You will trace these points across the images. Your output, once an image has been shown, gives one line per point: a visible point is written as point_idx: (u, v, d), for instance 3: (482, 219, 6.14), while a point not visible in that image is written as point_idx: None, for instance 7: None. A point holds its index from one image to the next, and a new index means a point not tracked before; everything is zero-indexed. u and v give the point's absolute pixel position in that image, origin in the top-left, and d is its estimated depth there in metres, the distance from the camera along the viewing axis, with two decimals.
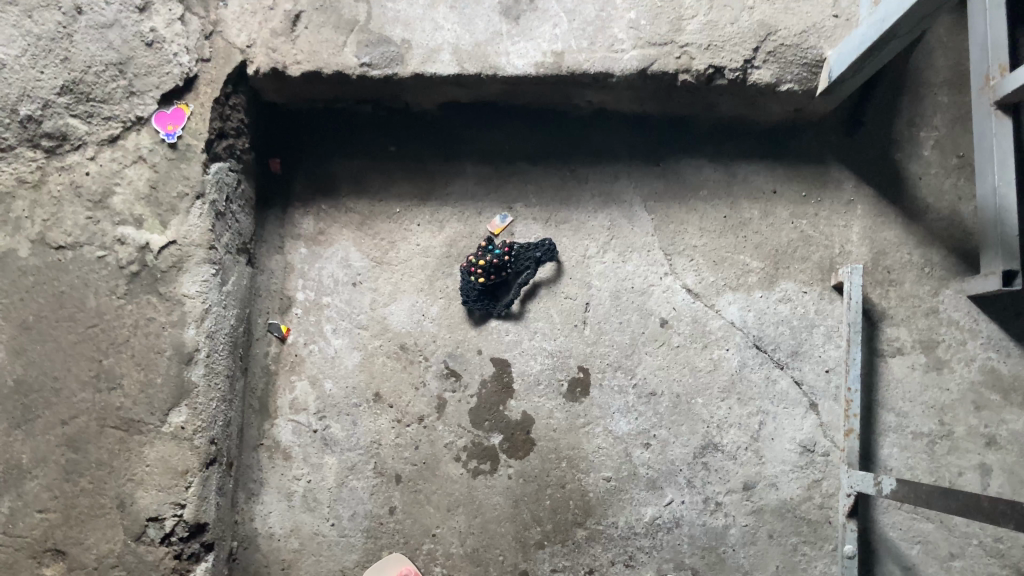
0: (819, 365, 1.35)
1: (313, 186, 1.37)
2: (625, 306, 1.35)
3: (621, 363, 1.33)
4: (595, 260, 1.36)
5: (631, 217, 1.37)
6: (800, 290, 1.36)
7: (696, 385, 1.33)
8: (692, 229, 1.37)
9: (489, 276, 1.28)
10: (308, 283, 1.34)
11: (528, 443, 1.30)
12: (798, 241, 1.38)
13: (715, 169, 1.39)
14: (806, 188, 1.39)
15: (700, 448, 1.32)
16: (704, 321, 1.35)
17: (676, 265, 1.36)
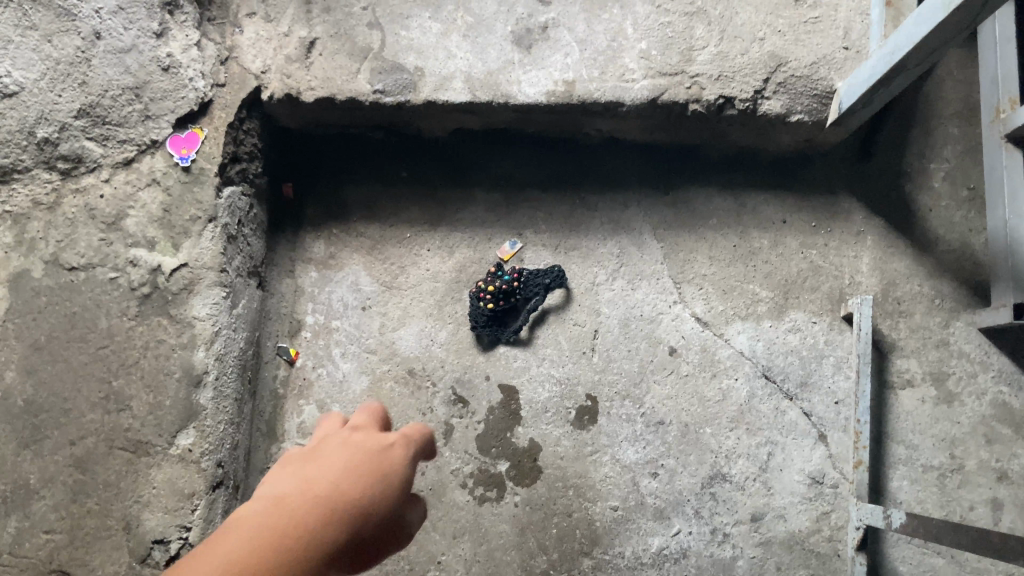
0: (828, 396, 1.34)
1: (324, 211, 1.37)
2: (634, 333, 1.35)
3: (629, 392, 1.33)
4: (605, 288, 1.36)
5: (641, 244, 1.37)
6: (809, 320, 1.36)
7: (704, 415, 1.33)
8: (701, 257, 1.37)
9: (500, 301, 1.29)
10: (318, 306, 1.34)
11: (536, 470, 1.30)
12: (808, 271, 1.38)
13: (725, 198, 1.39)
14: (815, 218, 1.39)
15: (708, 478, 1.32)
16: (713, 349, 1.35)
17: (685, 294, 1.36)
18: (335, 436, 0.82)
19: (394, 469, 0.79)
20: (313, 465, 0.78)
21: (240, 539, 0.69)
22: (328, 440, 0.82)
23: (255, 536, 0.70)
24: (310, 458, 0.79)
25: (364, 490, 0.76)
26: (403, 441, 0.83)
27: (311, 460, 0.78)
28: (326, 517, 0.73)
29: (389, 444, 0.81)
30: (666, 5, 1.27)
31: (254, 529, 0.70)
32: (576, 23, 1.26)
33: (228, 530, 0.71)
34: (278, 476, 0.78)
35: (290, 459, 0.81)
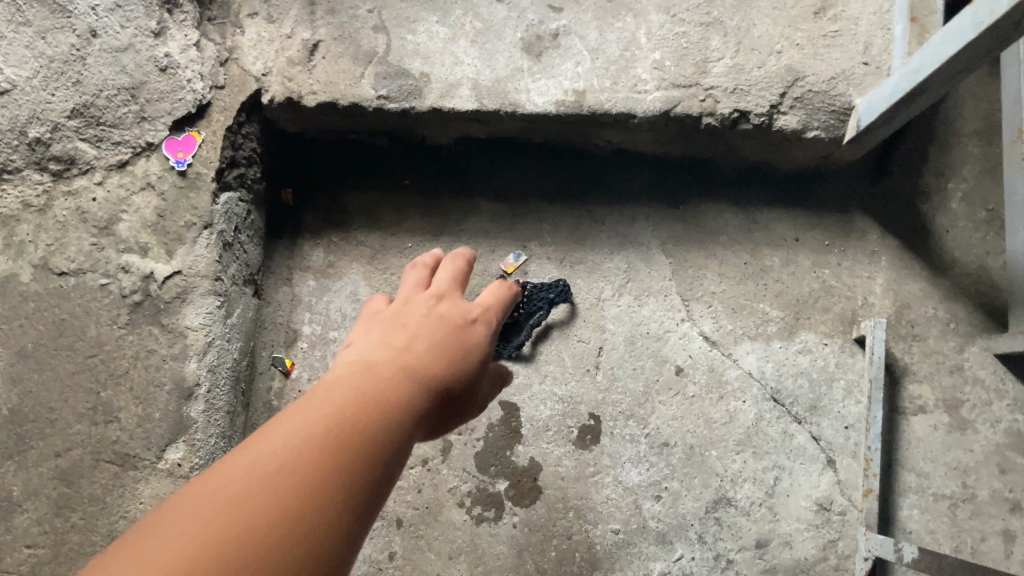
0: (838, 421, 1.30)
1: (324, 218, 1.34)
2: (640, 351, 1.31)
3: (634, 412, 1.29)
4: (610, 304, 1.33)
5: (649, 260, 1.34)
6: (820, 342, 1.32)
7: (710, 437, 1.29)
8: (711, 274, 1.34)
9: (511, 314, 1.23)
10: (315, 316, 1.29)
11: (535, 490, 1.26)
12: (820, 291, 1.34)
13: (735, 214, 1.36)
14: (828, 237, 1.36)
15: (713, 503, 1.28)
16: (721, 369, 1.31)
17: (693, 312, 1.33)
18: (422, 307, 0.82)
19: (482, 337, 0.82)
20: (405, 340, 0.77)
21: (329, 422, 0.66)
22: (416, 305, 0.82)
23: (364, 386, 0.71)
24: (396, 332, 0.78)
25: (450, 366, 0.77)
26: (483, 316, 0.85)
27: (399, 329, 0.78)
28: (430, 374, 0.75)
29: (473, 321, 0.83)
30: (681, 15, 1.23)
31: (364, 383, 0.71)
32: (588, 31, 1.22)
33: (339, 377, 0.72)
34: (370, 342, 0.78)
35: (371, 354, 0.76)
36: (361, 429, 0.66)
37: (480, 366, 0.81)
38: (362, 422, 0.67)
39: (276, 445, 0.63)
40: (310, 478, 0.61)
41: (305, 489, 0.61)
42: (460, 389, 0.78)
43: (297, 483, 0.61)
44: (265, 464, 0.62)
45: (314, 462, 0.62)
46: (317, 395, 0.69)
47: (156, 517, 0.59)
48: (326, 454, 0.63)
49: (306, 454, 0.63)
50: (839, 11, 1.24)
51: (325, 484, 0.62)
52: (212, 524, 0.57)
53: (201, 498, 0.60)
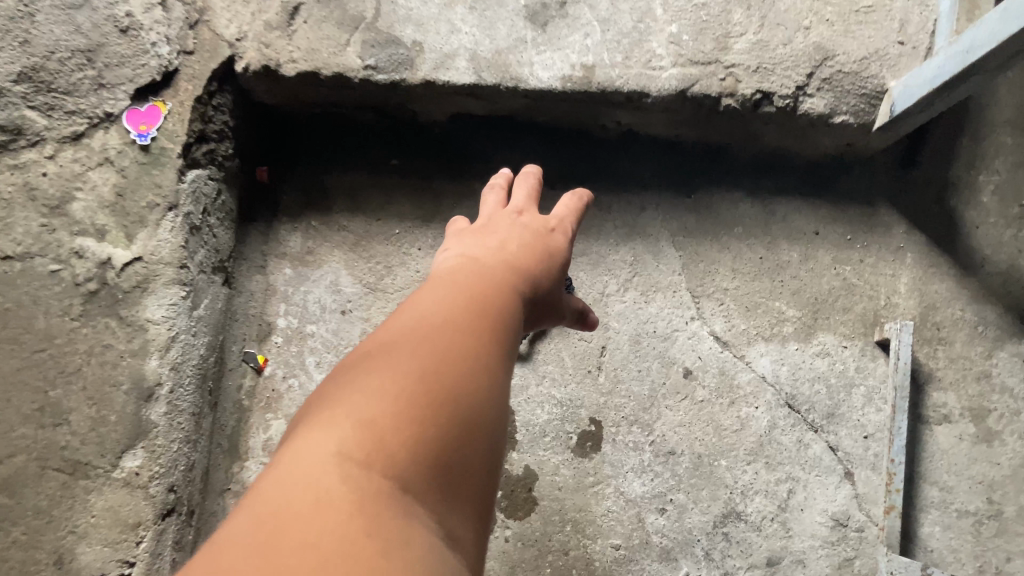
0: (857, 430, 1.22)
1: (303, 201, 1.21)
2: (646, 352, 1.21)
3: (638, 417, 1.19)
4: (615, 299, 1.22)
5: (658, 252, 1.23)
6: (839, 344, 1.23)
7: (719, 446, 1.20)
8: (724, 269, 1.23)
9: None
10: (291, 308, 1.18)
11: (530, 502, 1.16)
12: (840, 290, 1.24)
13: (752, 204, 1.25)
14: (850, 231, 1.26)
15: (722, 517, 1.18)
16: (733, 373, 1.21)
17: (703, 310, 1.22)
18: (509, 225, 0.97)
19: (561, 244, 0.99)
20: (500, 243, 0.93)
21: (455, 316, 0.78)
22: (500, 219, 0.98)
23: (474, 281, 0.84)
24: (491, 234, 0.95)
25: (539, 269, 0.93)
26: (564, 222, 1.02)
27: (488, 236, 0.94)
28: (527, 270, 0.90)
29: (558, 230, 1.01)
30: None
31: (473, 268, 0.87)
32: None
33: (452, 278, 0.85)
34: (470, 245, 0.93)
35: (477, 251, 0.91)
36: (481, 316, 0.79)
37: (559, 278, 0.96)
38: (483, 311, 0.80)
39: (417, 328, 0.76)
40: (448, 356, 0.73)
41: (451, 363, 0.72)
42: (546, 284, 0.93)
43: (439, 362, 0.72)
44: (417, 339, 0.74)
45: (454, 340, 0.75)
46: (439, 288, 0.83)
47: (333, 400, 0.70)
48: (461, 338, 0.75)
49: (442, 339, 0.74)
50: None
51: (467, 357, 0.74)
52: (385, 400, 0.68)
53: (372, 373, 0.71)
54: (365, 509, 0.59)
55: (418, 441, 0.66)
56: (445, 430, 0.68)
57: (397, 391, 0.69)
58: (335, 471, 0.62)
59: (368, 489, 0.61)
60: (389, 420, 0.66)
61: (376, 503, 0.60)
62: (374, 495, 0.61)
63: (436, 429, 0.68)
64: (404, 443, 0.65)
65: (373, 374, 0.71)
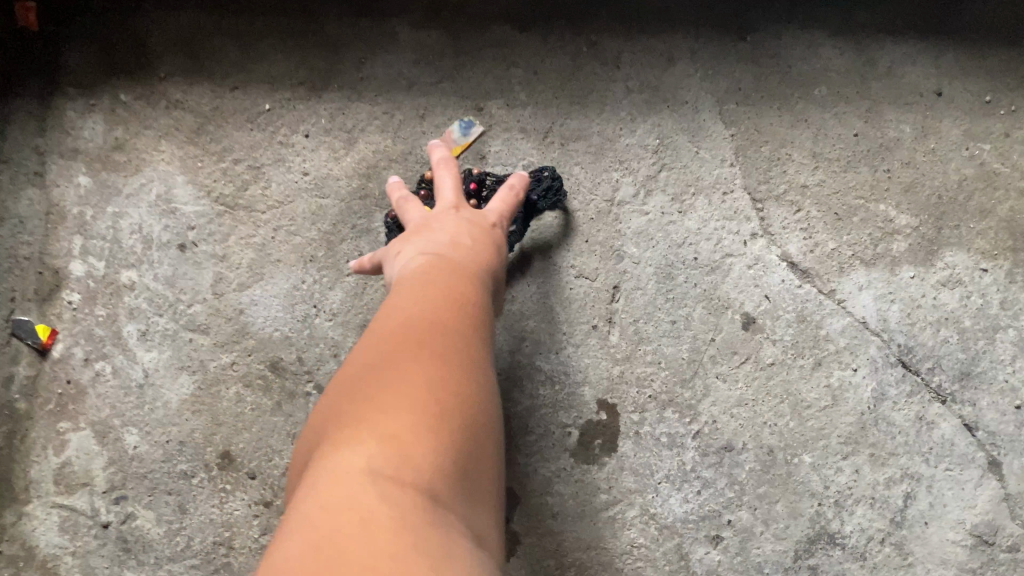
0: (1002, 395, 0.77)
1: (104, 58, 0.72)
2: (681, 292, 0.76)
3: (673, 396, 0.75)
4: (630, 210, 0.77)
5: (695, 132, 0.78)
6: (974, 267, 0.79)
7: (801, 435, 0.75)
8: (798, 154, 0.78)
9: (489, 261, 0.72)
10: (93, 244, 0.70)
11: (508, 541, 0.71)
12: (975, 182, 0.80)
13: (840, 48, 0.80)
14: (989, 88, 0.81)
15: (808, 543, 0.73)
16: (817, 318, 0.77)
17: (770, 221, 0.77)
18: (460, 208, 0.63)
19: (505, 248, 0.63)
20: (454, 228, 0.60)
21: (461, 304, 0.50)
22: (434, 218, 0.62)
23: (454, 274, 0.53)
24: (445, 221, 0.61)
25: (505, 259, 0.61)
26: (503, 217, 0.66)
27: (443, 225, 0.61)
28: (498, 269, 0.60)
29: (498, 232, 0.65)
30: None
31: (447, 266, 0.54)
32: None
33: (422, 269, 0.54)
34: (418, 241, 0.59)
35: (447, 222, 0.61)
36: (480, 306, 0.51)
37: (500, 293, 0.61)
38: (477, 303, 0.51)
39: (423, 317, 0.47)
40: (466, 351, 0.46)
41: (477, 360, 0.45)
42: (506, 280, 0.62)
43: (459, 361, 0.44)
44: (421, 324, 0.47)
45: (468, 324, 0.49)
46: (411, 276, 0.53)
47: (334, 403, 0.43)
48: (469, 323, 0.48)
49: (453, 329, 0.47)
50: None
51: (484, 354, 0.47)
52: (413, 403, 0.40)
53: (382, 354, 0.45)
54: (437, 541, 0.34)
55: (462, 463, 0.40)
56: (482, 452, 0.42)
57: (429, 386, 0.41)
58: (379, 498, 0.35)
59: (428, 525, 0.35)
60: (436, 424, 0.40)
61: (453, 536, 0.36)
62: (442, 536, 0.35)
63: (477, 450, 0.41)
64: (451, 460, 0.39)
65: (383, 371, 0.43)
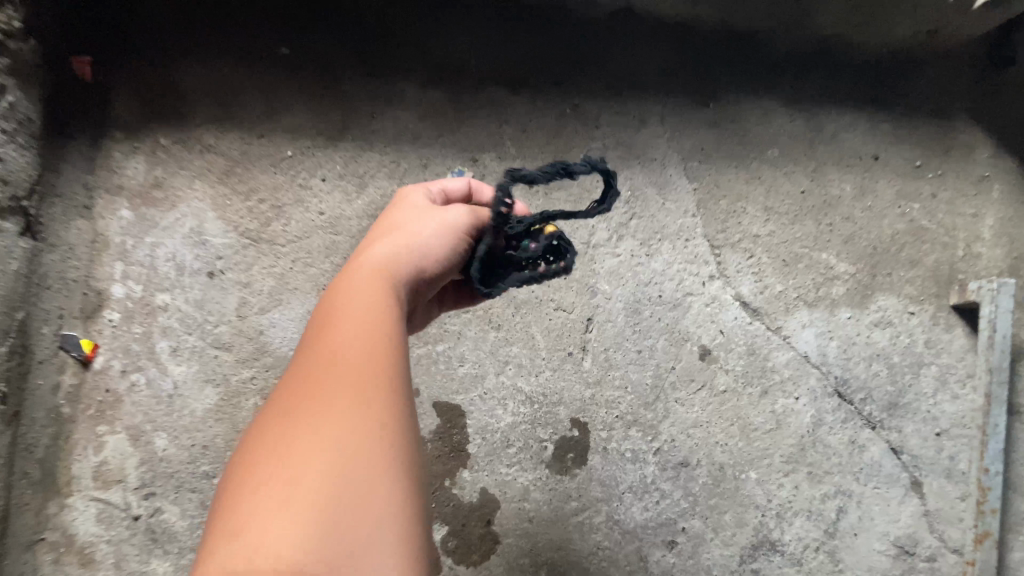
0: (927, 425, 0.89)
1: (146, 105, 0.82)
2: (647, 325, 0.87)
3: (638, 417, 0.85)
4: (604, 252, 0.87)
5: (663, 185, 0.89)
6: (904, 310, 0.90)
7: (748, 454, 0.87)
8: (752, 207, 0.89)
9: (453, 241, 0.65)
10: (132, 270, 0.79)
11: (489, 541, 0.82)
12: (905, 236, 0.91)
13: (793, 116, 0.91)
14: (920, 155, 0.92)
15: (752, 548, 0.85)
16: (765, 352, 0.88)
17: (726, 265, 0.88)
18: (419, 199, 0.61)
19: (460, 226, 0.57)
20: (419, 223, 0.56)
21: (384, 314, 0.45)
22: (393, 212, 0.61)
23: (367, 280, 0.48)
24: (409, 228, 0.56)
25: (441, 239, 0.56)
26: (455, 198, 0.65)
27: (407, 228, 0.56)
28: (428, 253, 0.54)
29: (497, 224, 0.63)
30: None
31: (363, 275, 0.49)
32: None
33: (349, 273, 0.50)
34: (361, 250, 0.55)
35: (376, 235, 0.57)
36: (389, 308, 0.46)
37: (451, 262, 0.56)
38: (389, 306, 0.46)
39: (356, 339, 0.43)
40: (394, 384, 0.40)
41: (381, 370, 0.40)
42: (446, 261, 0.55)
43: (357, 370, 0.40)
44: (329, 367, 0.40)
45: (385, 381, 0.40)
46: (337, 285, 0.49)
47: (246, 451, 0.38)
48: (371, 350, 0.41)
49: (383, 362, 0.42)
50: None
51: (391, 360, 0.41)
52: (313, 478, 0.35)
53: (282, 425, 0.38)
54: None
55: (366, 504, 0.34)
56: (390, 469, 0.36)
57: (321, 472, 0.34)
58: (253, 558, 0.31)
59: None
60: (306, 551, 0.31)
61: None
62: None
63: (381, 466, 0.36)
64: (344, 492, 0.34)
65: (286, 407, 0.38)
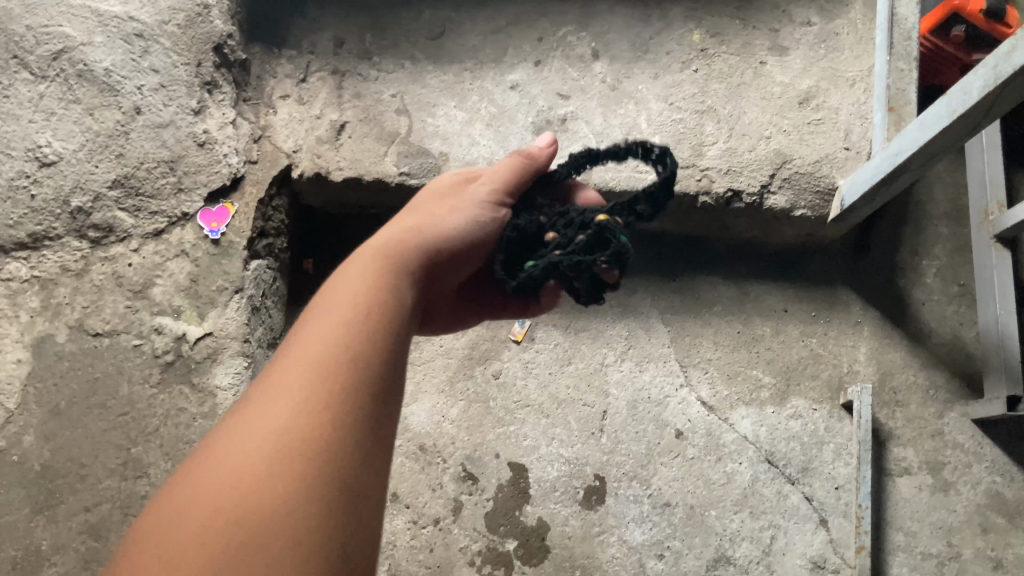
0: (829, 482, 1.36)
1: None
2: (642, 415, 1.38)
3: (637, 473, 1.35)
4: (613, 368, 1.41)
5: (649, 327, 1.44)
6: (810, 407, 1.40)
7: (709, 498, 1.35)
8: (706, 341, 1.43)
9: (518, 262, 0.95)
10: None
11: (543, 550, 1.31)
12: (808, 359, 1.43)
13: (728, 285, 1.47)
14: (815, 308, 1.46)
15: (713, 561, 1.32)
16: (718, 433, 1.38)
17: (690, 377, 1.41)
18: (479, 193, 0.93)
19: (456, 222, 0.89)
20: (438, 216, 0.88)
21: (362, 307, 0.71)
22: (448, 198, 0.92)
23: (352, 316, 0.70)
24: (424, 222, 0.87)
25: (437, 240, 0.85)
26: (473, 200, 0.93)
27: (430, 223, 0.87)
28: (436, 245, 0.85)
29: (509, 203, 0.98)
30: (678, 103, 1.34)
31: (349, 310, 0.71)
32: (593, 116, 1.33)
33: (346, 299, 0.71)
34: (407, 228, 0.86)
35: (389, 251, 0.80)
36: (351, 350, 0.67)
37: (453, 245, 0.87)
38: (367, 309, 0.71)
39: (313, 341, 0.68)
40: (336, 364, 0.66)
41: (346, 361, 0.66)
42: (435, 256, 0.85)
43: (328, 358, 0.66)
44: (313, 348, 0.67)
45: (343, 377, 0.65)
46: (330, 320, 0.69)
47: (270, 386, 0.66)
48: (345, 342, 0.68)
49: (326, 363, 0.66)
50: (820, 101, 1.34)
51: (354, 354, 0.67)
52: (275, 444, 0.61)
53: (256, 407, 0.64)
54: (291, 497, 0.58)
55: (289, 459, 0.60)
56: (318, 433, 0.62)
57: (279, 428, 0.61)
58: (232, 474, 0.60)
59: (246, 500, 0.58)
60: (291, 443, 0.61)
61: (291, 542, 0.56)
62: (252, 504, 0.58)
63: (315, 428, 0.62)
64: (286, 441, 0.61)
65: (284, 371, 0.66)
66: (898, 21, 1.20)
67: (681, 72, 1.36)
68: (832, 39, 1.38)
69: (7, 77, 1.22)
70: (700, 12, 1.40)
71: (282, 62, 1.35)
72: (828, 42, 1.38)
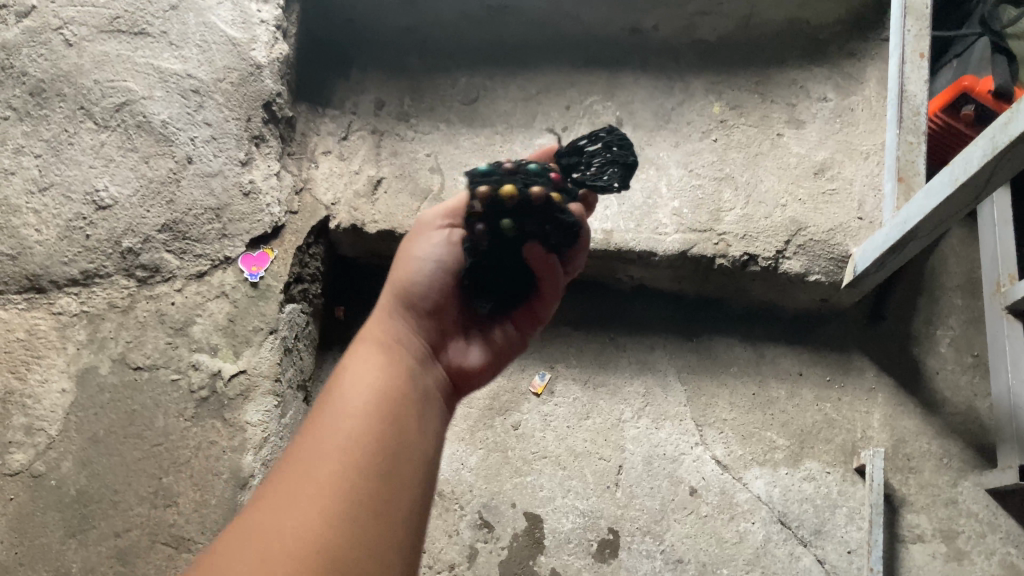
0: (841, 545, 1.36)
1: None
2: (657, 471, 1.41)
3: (650, 528, 1.37)
4: (630, 424, 1.45)
5: (665, 385, 1.49)
6: (823, 470, 1.42)
7: (721, 556, 1.35)
8: (722, 402, 1.47)
9: (520, 190, 0.86)
10: None
11: None
12: (822, 423, 1.46)
13: (743, 348, 1.52)
14: (829, 373, 1.50)
15: None
16: (732, 492, 1.40)
17: (706, 436, 1.44)
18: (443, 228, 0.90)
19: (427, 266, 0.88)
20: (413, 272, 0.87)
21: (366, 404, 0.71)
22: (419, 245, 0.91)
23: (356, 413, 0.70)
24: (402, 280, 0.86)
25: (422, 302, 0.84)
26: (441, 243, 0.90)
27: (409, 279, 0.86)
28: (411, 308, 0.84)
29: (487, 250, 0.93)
30: (698, 170, 1.41)
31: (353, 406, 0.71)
32: None
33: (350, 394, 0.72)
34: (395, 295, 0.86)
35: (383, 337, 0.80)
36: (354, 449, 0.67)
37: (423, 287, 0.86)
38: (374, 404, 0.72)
39: (295, 472, 0.65)
40: (324, 491, 0.63)
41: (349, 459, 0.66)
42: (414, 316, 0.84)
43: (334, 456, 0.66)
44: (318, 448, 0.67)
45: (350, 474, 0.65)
46: (334, 419, 0.69)
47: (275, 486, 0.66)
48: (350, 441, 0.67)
49: (309, 496, 0.63)
50: (835, 172, 1.40)
51: (358, 453, 0.67)
52: None
53: (260, 512, 0.63)
54: None
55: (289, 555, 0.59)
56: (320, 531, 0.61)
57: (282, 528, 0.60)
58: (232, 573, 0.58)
59: None
60: (293, 543, 0.60)
61: None
62: None
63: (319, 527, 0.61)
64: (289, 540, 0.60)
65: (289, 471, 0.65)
66: (907, 97, 1.27)
67: (701, 141, 1.44)
68: (847, 115, 1.45)
69: (73, 126, 1.32)
70: (721, 86, 1.49)
71: (326, 121, 1.48)
72: (844, 117, 1.45)
